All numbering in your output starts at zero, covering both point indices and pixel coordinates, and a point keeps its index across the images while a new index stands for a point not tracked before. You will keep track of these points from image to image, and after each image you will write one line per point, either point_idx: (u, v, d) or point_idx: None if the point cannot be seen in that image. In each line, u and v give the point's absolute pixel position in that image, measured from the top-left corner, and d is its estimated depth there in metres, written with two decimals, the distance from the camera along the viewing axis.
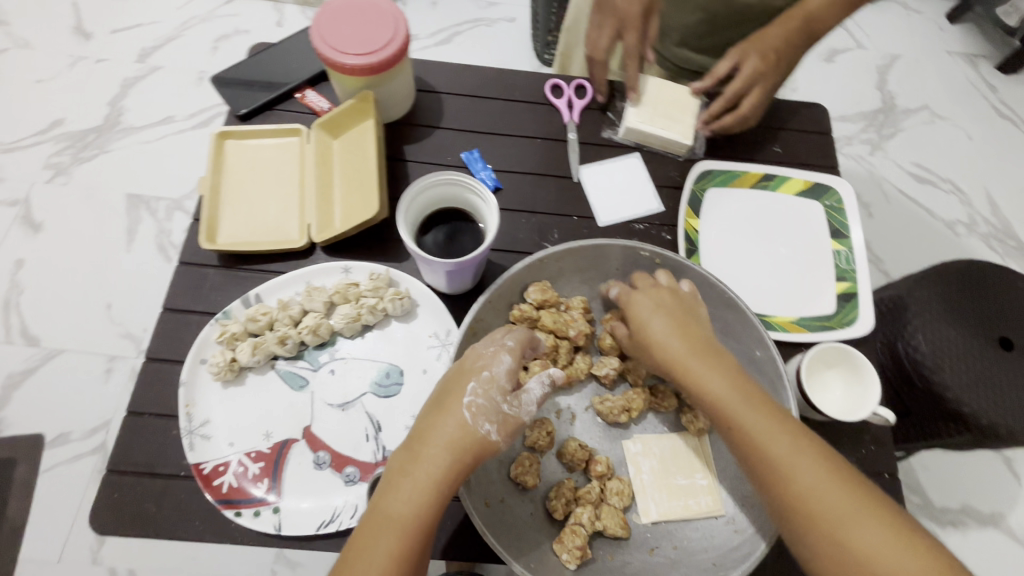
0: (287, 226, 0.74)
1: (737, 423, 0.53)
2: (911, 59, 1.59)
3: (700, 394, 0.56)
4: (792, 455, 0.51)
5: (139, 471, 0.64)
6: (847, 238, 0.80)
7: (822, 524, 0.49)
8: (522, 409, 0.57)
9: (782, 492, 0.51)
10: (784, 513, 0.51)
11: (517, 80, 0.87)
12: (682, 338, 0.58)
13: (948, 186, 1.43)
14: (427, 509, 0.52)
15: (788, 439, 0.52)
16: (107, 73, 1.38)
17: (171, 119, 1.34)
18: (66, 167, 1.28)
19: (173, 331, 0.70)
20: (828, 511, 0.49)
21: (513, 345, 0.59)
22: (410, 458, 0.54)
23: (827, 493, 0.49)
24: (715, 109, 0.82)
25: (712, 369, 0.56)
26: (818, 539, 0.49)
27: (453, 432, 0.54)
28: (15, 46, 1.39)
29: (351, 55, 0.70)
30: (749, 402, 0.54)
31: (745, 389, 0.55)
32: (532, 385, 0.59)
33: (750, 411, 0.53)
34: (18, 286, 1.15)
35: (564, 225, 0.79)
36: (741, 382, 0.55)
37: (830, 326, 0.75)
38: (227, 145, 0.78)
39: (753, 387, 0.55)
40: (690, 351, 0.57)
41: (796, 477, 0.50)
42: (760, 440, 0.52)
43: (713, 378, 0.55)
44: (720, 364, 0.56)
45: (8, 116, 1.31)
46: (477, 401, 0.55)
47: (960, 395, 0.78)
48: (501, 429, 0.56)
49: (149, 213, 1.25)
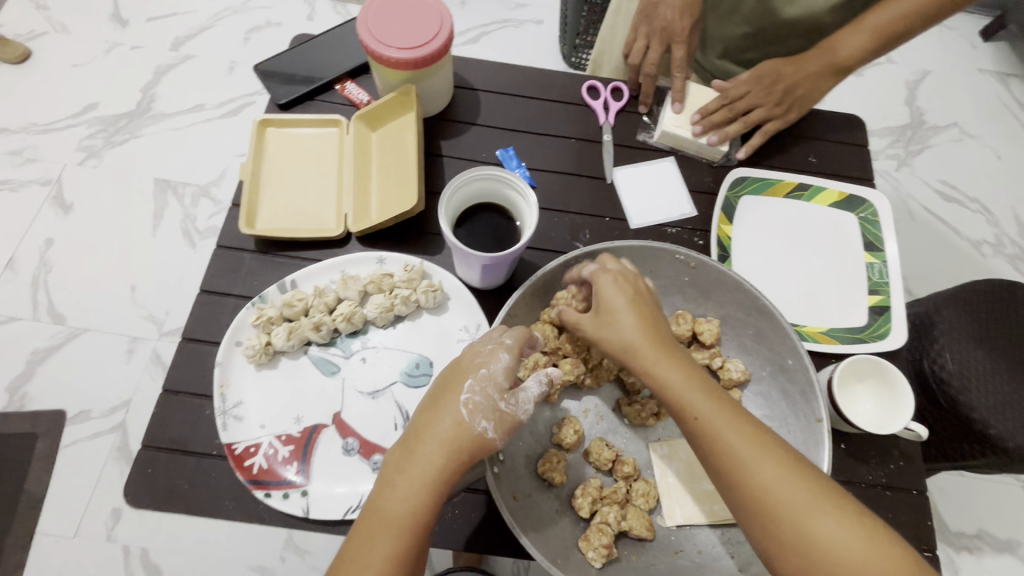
0: (325, 214, 0.76)
1: (695, 415, 0.52)
2: (942, 76, 1.57)
3: (659, 386, 0.54)
4: (751, 451, 0.50)
5: (172, 448, 0.65)
6: (881, 251, 0.79)
7: (785, 519, 0.48)
8: (519, 407, 0.56)
9: (743, 488, 0.50)
10: (744, 507, 0.50)
11: (553, 80, 0.87)
12: (642, 323, 0.56)
13: (975, 206, 1.42)
14: (423, 508, 0.51)
15: (744, 433, 0.51)
16: (141, 59, 1.41)
17: (202, 107, 1.36)
18: (99, 150, 1.30)
19: (209, 313, 0.71)
20: (790, 506, 0.48)
21: (511, 343, 0.58)
22: (405, 456, 0.54)
23: (785, 485, 0.48)
24: (712, 107, 0.81)
25: (671, 361, 0.54)
26: (784, 533, 0.48)
27: (448, 428, 0.54)
28: (53, 30, 1.42)
29: (395, 48, 0.71)
30: (707, 394, 0.53)
31: (698, 379, 0.54)
32: (529, 384, 0.58)
33: (711, 404, 0.52)
34: (48, 264, 1.18)
35: (596, 225, 0.79)
36: (699, 376, 0.54)
37: (861, 339, 0.74)
38: (267, 133, 0.79)
39: (707, 379, 0.54)
40: (649, 338, 0.55)
41: (757, 473, 0.49)
42: (719, 437, 0.51)
43: (670, 370, 0.54)
44: (675, 356, 0.55)
45: (45, 99, 1.34)
46: (475, 398, 0.55)
47: (986, 417, 0.77)
48: (497, 427, 0.55)
49: (177, 198, 1.27)
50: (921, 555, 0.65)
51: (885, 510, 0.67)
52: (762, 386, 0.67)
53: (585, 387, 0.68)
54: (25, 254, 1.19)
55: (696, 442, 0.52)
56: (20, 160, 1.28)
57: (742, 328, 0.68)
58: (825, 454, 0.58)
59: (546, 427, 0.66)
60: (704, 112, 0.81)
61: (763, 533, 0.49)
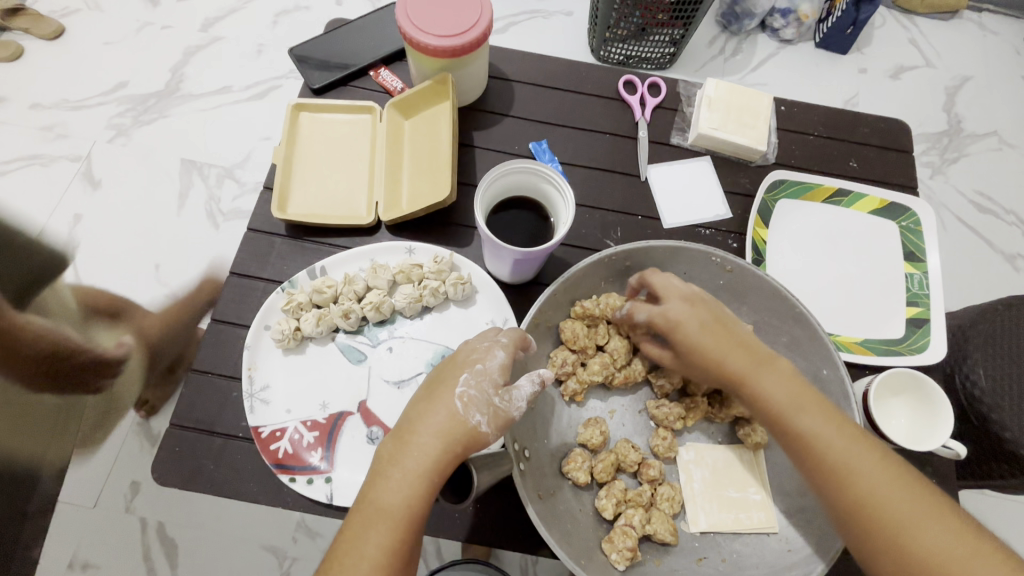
0: (356, 202, 0.75)
1: (794, 432, 0.53)
2: (985, 83, 1.29)
3: (757, 404, 0.55)
4: (856, 463, 0.51)
5: (199, 428, 0.67)
6: (923, 262, 0.77)
7: (888, 531, 0.49)
8: (511, 404, 0.54)
9: (844, 494, 0.51)
10: (844, 516, 0.51)
11: (590, 74, 0.86)
12: (734, 338, 0.56)
13: (1011, 218, 1.23)
14: (415, 499, 0.49)
15: (846, 439, 0.52)
16: (171, 41, 1.23)
17: (228, 90, 1.21)
18: (127, 129, 1.20)
19: (240, 296, 0.72)
20: (894, 515, 0.49)
21: (506, 341, 0.57)
22: (397, 448, 0.52)
23: (893, 495, 0.50)
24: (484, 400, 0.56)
25: (765, 373, 0.55)
26: (880, 544, 0.49)
27: (443, 420, 0.52)
28: (87, 7, 1.24)
29: (432, 35, 0.70)
30: (805, 408, 0.53)
31: (803, 393, 0.54)
32: (522, 383, 0.56)
33: (806, 416, 0.53)
34: (74, 241, 1.14)
35: (628, 223, 0.78)
36: (797, 387, 0.55)
37: (897, 352, 0.72)
38: (301, 117, 0.79)
39: (812, 394, 0.55)
40: (747, 354, 0.55)
41: (861, 481, 0.50)
42: (819, 442, 0.52)
43: (766, 385, 0.54)
44: (772, 369, 0.55)
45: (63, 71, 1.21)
46: (469, 392, 0.54)
47: (1018, 436, 0.73)
48: (491, 422, 0.53)
49: (201, 178, 1.18)
50: None
51: None
52: None
53: (614, 388, 0.68)
54: (54, 228, 1.15)
55: (819, 480, 0.52)
56: (51, 136, 1.19)
57: (776, 335, 0.66)
58: None
59: (572, 428, 0.66)
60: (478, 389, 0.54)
61: (863, 543, 0.50)
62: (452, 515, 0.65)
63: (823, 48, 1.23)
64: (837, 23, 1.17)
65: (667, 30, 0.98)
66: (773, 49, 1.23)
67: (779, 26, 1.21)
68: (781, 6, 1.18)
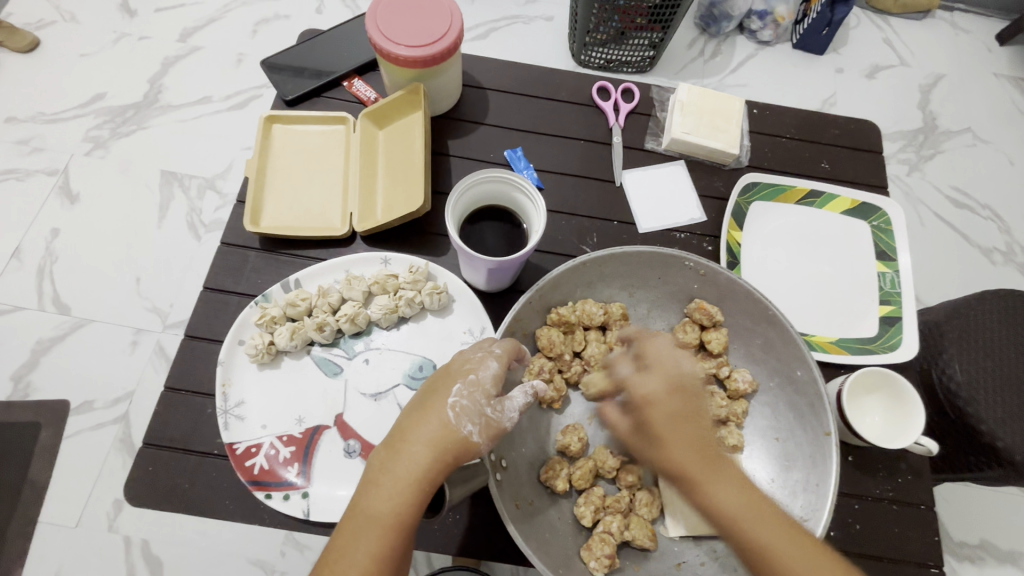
0: (330, 214, 0.75)
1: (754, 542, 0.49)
2: (957, 80, 1.31)
3: (749, 548, 0.49)
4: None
5: (173, 447, 0.66)
6: (894, 261, 0.78)
7: None
8: (504, 414, 0.54)
9: None
10: None
11: (564, 81, 0.86)
12: (694, 435, 0.54)
13: (987, 213, 1.22)
14: (407, 506, 0.49)
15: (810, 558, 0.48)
16: (149, 52, 1.20)
17: (207, 100, 1.17)
18: (105, 141, 1.13)
19: (215, 311, 0.72)
20: None
21: (500, 352, 0.57)
22: (389, 457, 0.51)
23: None
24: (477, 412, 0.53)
25: (721, 478, 0.52)
26: None
27: (435, 430, 0.52)
28: (62, 19, 1.21)
29: (404, 46, 0.70)
30: (767, 520, 0.50)
31: (759, 506, 0.51)
32: (515, 394, 0.56)
33: (767, 525, 0.50)
34: (53, 254, 1.04)
35: (604, 229, 0.78)
36: (751, 491, 0.52)
37: (871, 350, 0.73)
38: (274, 129, 0.78)
39: (770, 505, 0.51)
40: (705, 456, 0.52)
41: None
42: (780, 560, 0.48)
43: (722, 489, 0.51)
44: (729, 473, 0.52)
45: (35, 82, 1.16)
46: (462, 402, 0.53)
47: (994, 429, 0.72)
48: (483, 432, 0.52)
49: (182, 191, 1.10)
50: (928, 571, 0.65)
51: (892, 525, 0.67)
52: (770, 397, 0.66)
53: None
54: (30, 243, 1.05)
55: None
56: (26, 149, 1.12)
57: (752, 337, 0.67)
58: (832, 469, 0.57)
59: (551, 435, 0.67)
60: (470, 401, 0.53)
61: None
62: (429, 527, 0.65)
63: (800, 49, 1.25)
64: (812, 24, 1.18)
65: (645, 33, 0.99)
66: (751, 51, 1.24)
67: (756, 28, 1.22)
68: (758, 9, 1.20)
